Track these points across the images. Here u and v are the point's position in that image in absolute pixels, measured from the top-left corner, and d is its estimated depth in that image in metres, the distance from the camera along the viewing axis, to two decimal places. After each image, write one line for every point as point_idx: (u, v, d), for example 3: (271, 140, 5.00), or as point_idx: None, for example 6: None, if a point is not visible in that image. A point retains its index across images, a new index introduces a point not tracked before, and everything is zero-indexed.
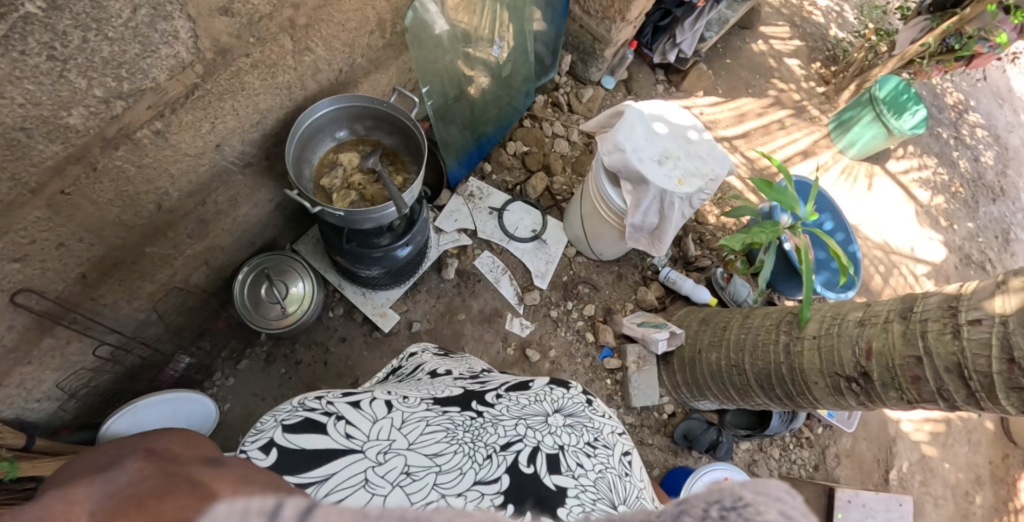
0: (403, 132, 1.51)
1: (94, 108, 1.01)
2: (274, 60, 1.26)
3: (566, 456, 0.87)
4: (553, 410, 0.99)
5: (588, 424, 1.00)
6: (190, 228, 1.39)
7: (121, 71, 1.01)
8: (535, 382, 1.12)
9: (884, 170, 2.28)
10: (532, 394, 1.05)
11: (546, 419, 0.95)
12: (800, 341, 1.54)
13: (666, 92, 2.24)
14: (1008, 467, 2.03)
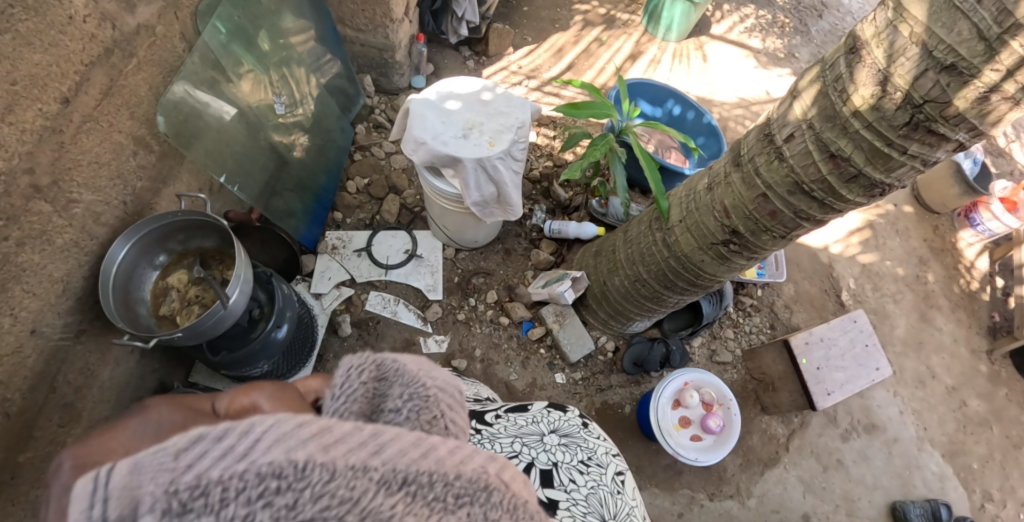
0: (214, 229, 1.54)
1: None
2: (42, 228, 1.24)
3: (559, 473, 0.97)
4: (549, 430, 1.05)
5: (582, 443, 1.04)
6: (56, 416, 1.36)
7: None
8: (532, 403, 1.12)
9: (710, 37, 2.31)
10: (529, 412, 1.08)
11: (542, 437, 1.02)
12: (673, 232, 1.53)
13: (478, 65, 2.22)
14: (943, 236, 2.19)
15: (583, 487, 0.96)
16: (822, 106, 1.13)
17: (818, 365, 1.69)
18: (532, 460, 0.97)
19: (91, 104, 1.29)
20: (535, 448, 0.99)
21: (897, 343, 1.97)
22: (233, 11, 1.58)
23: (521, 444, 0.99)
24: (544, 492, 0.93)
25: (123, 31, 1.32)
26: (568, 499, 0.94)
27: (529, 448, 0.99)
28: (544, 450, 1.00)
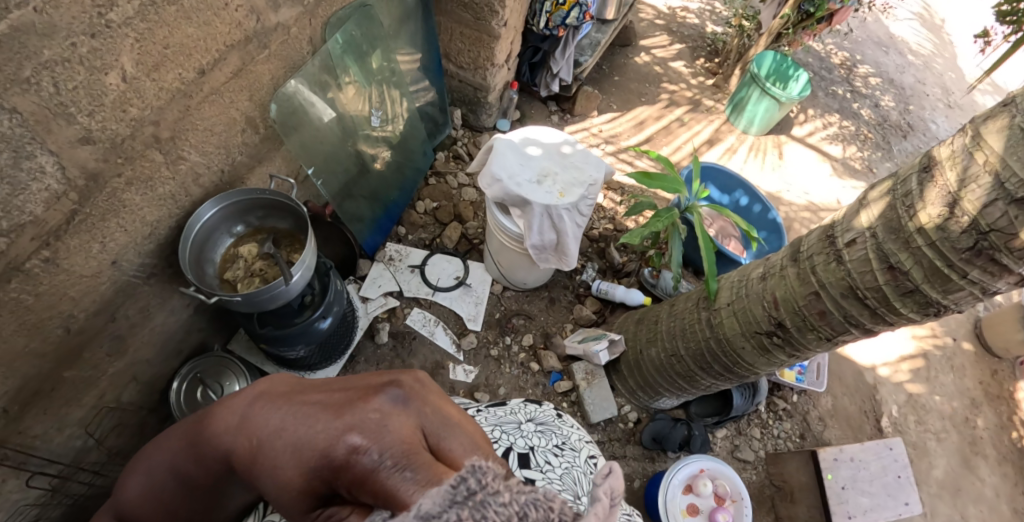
0: (293, 214, 1.66)
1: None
2: (149, 175, 1.39)
3: (535, 456, 1.06)
4: (526, 419, 1.15)
5: (556, 431, 1.14)
6: (106, 345, 1.47)
7: None
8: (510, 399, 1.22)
9: (790, 137, 2.36)
10: (509, 407, 1.19)
11: (520, 425, 1.13)
12: (718, 312, 1.53)
13: (561, 120, 2.36)
14: (1001, 382, 2.06)
15: (558, 468, 1.05)
16: (888, 218, 1.14)
17: (844, 484, 1.61)
18: (512, 445, 1.07)
19: (221, 80, 1.46)
20: (514, 435, 1.09)
21: (932, 483, 1.83)
22: (357, 29, 1.76)
23: (502, 433, 1.09)
24: (522, 471, 1.01)
25: (264, 25, 1.51)
26: (544, 476, 1.02)
27: (511, 435, 1.09)
28: (522, 436, 1.09)
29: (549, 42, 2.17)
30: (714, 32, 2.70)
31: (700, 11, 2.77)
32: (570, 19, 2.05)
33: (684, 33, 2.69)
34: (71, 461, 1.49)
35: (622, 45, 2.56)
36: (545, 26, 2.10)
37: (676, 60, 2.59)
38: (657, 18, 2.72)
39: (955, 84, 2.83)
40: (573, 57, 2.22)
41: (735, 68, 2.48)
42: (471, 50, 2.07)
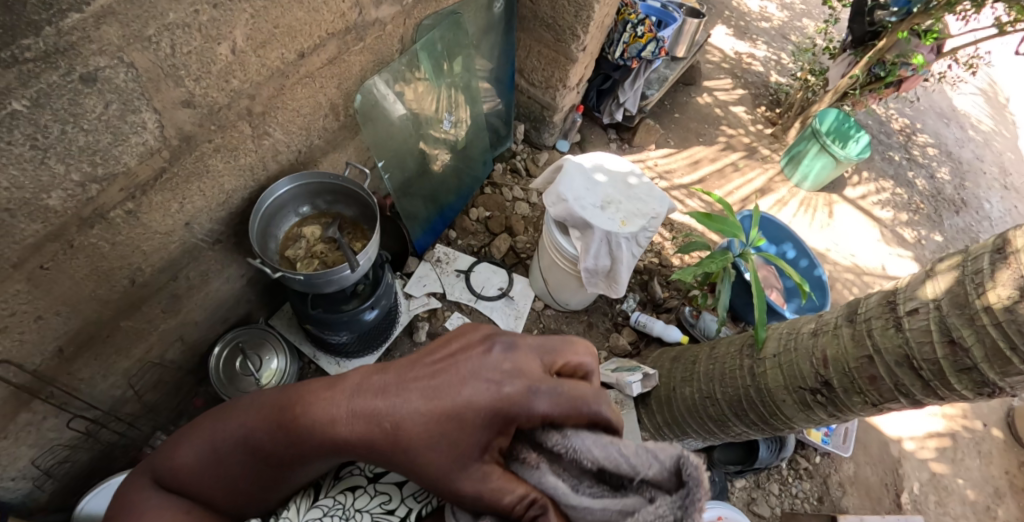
0: (359, 202, 1.71)
1: (71, 190, 1.15)
2: (236, 145, 1.44)
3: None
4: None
5: None
6: (164, 302, 1.51)
7: (95, 157, 1.16)
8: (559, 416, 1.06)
9: (842, 197, 2.39)
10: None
11: None
12: (762, 362, 1.54)
13: (619, 149, 2.41)
14: None
15: None
16: (955, 293, 1.14)
17: None
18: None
19: (317, 65, 1.51)
20: None
21: None
22: (445, 35, 1.81)
23: None
24: None
25: (365, 19, 1.56)
26: None
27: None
28: None
29: (620, 71, 2.22)
30: (777, 82, 2.75)
31: (766, 61, 2.83)
32: (646, 53, 2.09)
33: (748, 80, 2.74)
34: (108, 410, 1.51)
35: (686, 83, 2.61)
36: (619, 57, 2.15)
37: (737, 105, 2.64)
38: (723, 62, 2.77)
39: (1013, 166, 2.84)
40: (640, 89, 2.27)
41: (794, 121, 2.51)
42: (545, 69, 2.12)
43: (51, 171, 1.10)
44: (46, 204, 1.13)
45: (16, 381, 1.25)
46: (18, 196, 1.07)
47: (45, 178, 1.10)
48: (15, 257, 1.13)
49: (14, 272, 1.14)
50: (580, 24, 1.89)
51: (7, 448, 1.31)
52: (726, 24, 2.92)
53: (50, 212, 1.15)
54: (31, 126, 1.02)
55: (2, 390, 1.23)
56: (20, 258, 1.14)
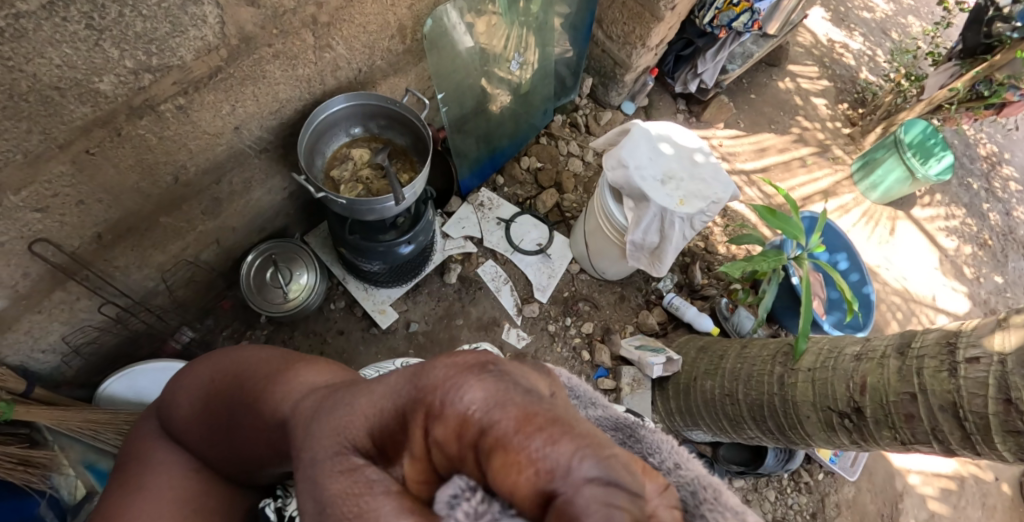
0: (413, 132, 1.64)
1: (123, 77, 1.10)
2: (296, 54, 1.36)
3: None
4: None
5: None
6: (203, 203, 1.49)
7: (151, 46, 1.10)
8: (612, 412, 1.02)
9: (908, 216, 2.24)
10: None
11: None
12: (795, 373, 1.48)
13: (685, 121, 2.29)
14: None
15: None
16: None
17: None
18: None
19: None
20: None
21: None
22: None
23: None
24: None
25: None
26: None
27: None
28: None
29: (705, 38, 2.05)
30: (867, 80, 2.53)
31: (859, 55, 2.58)
32: (737, 23, 1.90)
33: (836, 72, 2.52)
34: (139, 299, 1.53)
35: (769, 64, 2.42)
36: (707, 23, 1.96)
37: (819, 97, 2.45)
38: (814, 47, 2.55)
39: None
40: (722, 62, 2.11)
41: (876, 125, 2.33)
42: (626, 22, 1.95)
43: (105, 55, 1.04)
44: (97, 88, 1.08)
45: (53, 260, 1.26)
46: (70, 76, 1.03)
47: (98, 60, 1.04)
48: (62, 137, 1.10)
49: (60, 152, 1.12)
50: None
51: (41, 320, 1.34)
52: (825, 6, 2.65)
53: (100, 96, 1.10)
54: (88, 4, 0.96)
55: (40, 266, 1.24)
56: (66, 140, 1.11)
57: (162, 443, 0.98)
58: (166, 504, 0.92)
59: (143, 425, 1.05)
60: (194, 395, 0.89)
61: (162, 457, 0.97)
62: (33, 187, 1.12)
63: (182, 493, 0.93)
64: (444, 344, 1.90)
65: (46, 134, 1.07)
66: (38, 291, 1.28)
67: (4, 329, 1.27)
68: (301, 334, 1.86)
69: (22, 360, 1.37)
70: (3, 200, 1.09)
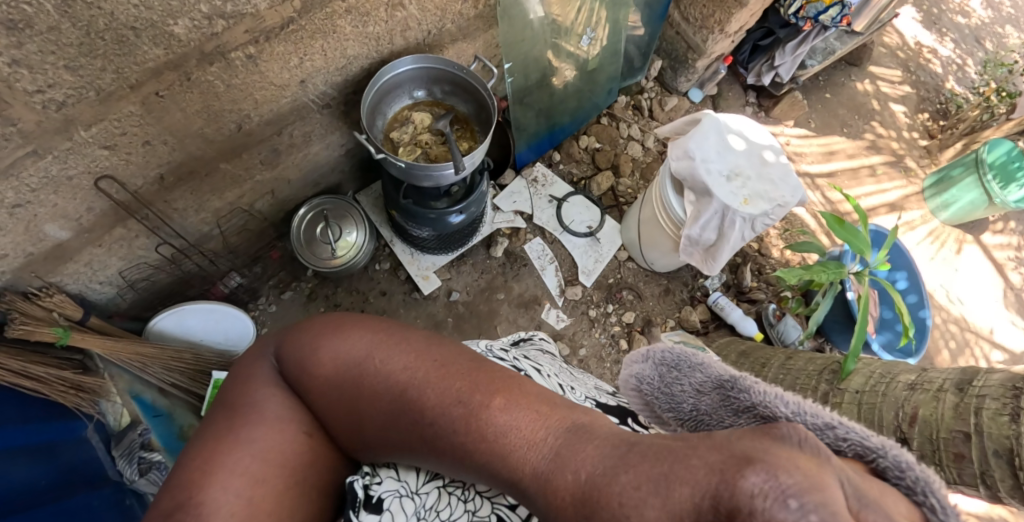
0: (477, 101, 1.60)
1: (197, 21, 1.09)
2: (368, 11, 1.33)
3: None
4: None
5: None
6: (262, 154, 1.49)
7: None
8: None
9: (975, 240, 2.12)
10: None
11: None
12: (841, 393, 1.42)
13: (753, 115, 2.19)
14: None
15: None
16: None
17: None
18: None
19: None
20: None
21: None
22: None
23: None
24: None
25: None
26: None
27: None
28: None
29: (788, 30, 1.93)
30: (952, 91, 2.36)
31: (948, 62, 2.40)
32: (824, 17, 1.78)
33: (920, 78, 2.35)
34: (193, 242, 1.56)
35: (849, 63, 2.27)
36: (792, 13, 1.84)
37: (899, 103, 2.30)
38: (900, 49, 2.38)
39: None
40: (802, 56, 1.99)
41: (956, 140, 2.19)
42: (705, 5, 1.83)
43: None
44: (171, 31, 1.07)
45: (117, 198, 1.28)
46: (146, 16, 1.02)
47: (175, 3, 1.03)
48: (133, 78, 1.10)
49: (131, 93, 1.12)
50: None
51: (100, 254, 1.38)
52: (917, 6, 2.46)
53: (173, 39, 1.09)
54: None
55: (104, 203, 1.27)
56: (138, 81, 1.11)
57: (276, 393, 0.93)
58: (269, 460, 0.87)
59: (250, 362, 0.98)
60: (348, 363, 0.87)
61: (273, 407, 0.91)
62: (102, 124, 1.13)
63: (287, 454, 0.89)
64: (483, 316, 1.90)
65: (119, 73, 1.07)
66: (100, 226, 1.31)
67: (66, 259, 1.31)
68: (344, 291, 1.88)
69: (80, 289, 1.42)
70: (74, 135, 1.10)
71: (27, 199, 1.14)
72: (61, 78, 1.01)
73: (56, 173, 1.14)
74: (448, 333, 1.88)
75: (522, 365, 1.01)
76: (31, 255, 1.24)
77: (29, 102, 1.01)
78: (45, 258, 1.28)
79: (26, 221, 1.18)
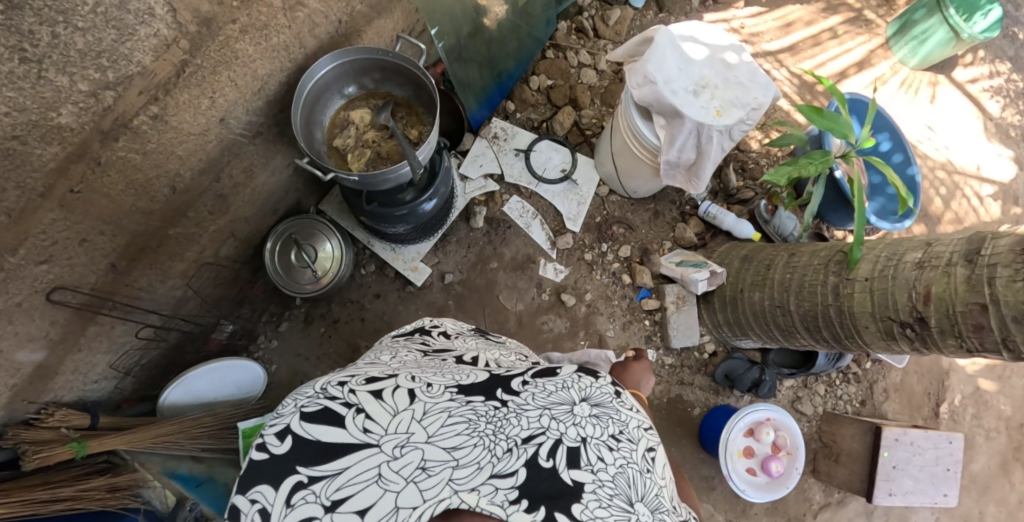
0: (413, 81, 1.47)
1: (83, 103, 0.97)
2: (265, 23, 1.20)
3: (587, 451, 0.80)
4: (578, 398, 0.87)
5: (614, 415, 0.88)
6: (209, 204, 1.39)
7: (102, 60, 0.96)
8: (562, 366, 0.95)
9: (948, 79, 2.16)
10: (557, 379, 0.91)
11: (573, 409, 0.85)
12: (851, 283, 1.40)
13: (702, 5, 2.13)
14: None
15: (613, 467, 0.80)
16: None
17: (896, 464, 1.63)
18: (560, 437, 0.80)
19: None
20: (564, 421, 0.82)
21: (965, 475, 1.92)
22: None
23: (550, 418, 0.82)
24: (568, 472, 0.77)
25: None
26: (594, 480, 0.77)
27: (560, 422, 0.82)
28: (574, 424, 0.82)
29: None
30: None
31: None
32: None
33: None
34: (171, 311, 1.50)
35: None
36: None
37: None
38: None
39: None
40: None
41: None
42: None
43: (53, 85, 0.92)
44: (59, 122, 0.95)
45: (76, 301, 1.20)
46: (23, 119, 0.90)
47: (49, 94, 0.92)
48: (40, 185, 0.99)
49: (43, 201, 1.01)
50: None
51: (83, 356, 1.34)
52: None
53: (64, 130, 0.98)
54: (13, 35, 0.82)
55: (65, 311, 1.19)
56: (46, 186, 1.00)
57: None
58: None
59: None
60: None
61: None
62: (29, 242, 1.03)
63: None
64: (481, 290, 1.86)
65: (22, 186, 0.96)
66: (71, 333, 1.24)
67: (51, 374, 1.27)
68: (338, 305, 1.83)
69: (78, 394, 1.39)
70: (4, 264, 1.01)
71: None
72: None
73: (3, 305, 1.05)
74: (452, 316, 1.84)
75: (361, 396, 0.81)
76: (15, 384, 1.19)
77: None
78: (31, 382, 1.23)
79: None
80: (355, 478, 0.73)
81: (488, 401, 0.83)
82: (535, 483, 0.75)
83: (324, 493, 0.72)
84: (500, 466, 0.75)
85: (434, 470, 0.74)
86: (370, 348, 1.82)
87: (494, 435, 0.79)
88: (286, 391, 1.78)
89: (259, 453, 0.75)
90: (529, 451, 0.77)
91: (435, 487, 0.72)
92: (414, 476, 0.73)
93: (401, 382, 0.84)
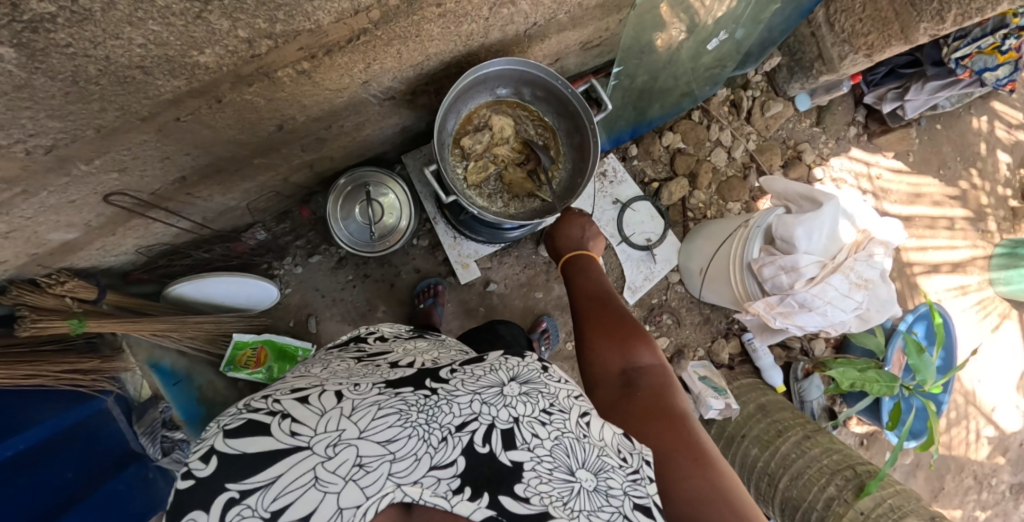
0: (573, 120, 1.31)
1: (232, 48, 0.82)
2: (466, 12, 1.02)
3: (522, 430, 0.66)
4: (508, 377, 0.71)
5: (546, 389, 0.71)
6: (303, 145, 1.26)
7: (277, 13, 0.79)
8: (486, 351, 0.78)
9: (1018, 317, 2.16)
10: (485, 363, 0.74)
11: (503, 389, 0.69)
12: (846, 506, 1.47)
13: (855, 137, 2.03)
14: None
15: (551, 441, 0.66)
16: None
17: None
18: (494, 420, 0.65)
19: None
20: (496, 404, 0.67)
21: None
22: None
23: (481, 402, 0.67)
24: (507, 453, 0.63)
25: None
26: (534, 458, 0.63)
27: (492, 405, 0.67)
28: (506, 405, 0.67)
29: (938, 68, 1.74)
30: None
31: None
32: (992, 74, 1.67)
33: None
34: (212, 216, 1.38)
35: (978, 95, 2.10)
36: (955, 58, 1.66)
37: (1006, 152, 2.20)
38: None
39: None
40: (936, 100, 1.84)
41: None
42: (863, 19, 1.62)
43: (209, 28, 0.75)
44: (195, 61, 0.81)
45: (127, 203, 1.10)
46: (158, 53, 0.76)
47: (199, 34, 0.76)
48: (144, 111, 0.87)
49: (141, 124, 0.89)
50: (959, 9, 1.42)
51: (113, 237, 1.23)
52: None
53: (198, 67, 0.83)
54: None
55: (113, 210, 1.09)
56: (150, 112, 0.88)
57: None
58: None
59: None
60: None
61: None
62: (107, 156, 0.93)
63: None
64: (516, 313, 1.81)
65: (124, 109, 0.84)
66: (112, 223, 1.15)
67: (74, 250, 1.17)
68: (376, 261, 1.76)
69: (93, 264, 1.28)
70: (72, 171, 0.91)
71: (21, 225, 0.97)
72: (46, 126, 0.80)
73: (56, 201, 0.96)
74: (476, 322, 1.79)
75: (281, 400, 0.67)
76: (34, 254, 1.09)
77: (8, 152, 0.80)
78: (52, 253, 1.13)
79: (27, 235, 1.02)
80: (291, 485, 0.58)
81: (417, 390, 0.68)
82: (477, 471, 0.61)
83: (261, 505, 0.57)
84: (438, 457, 0.61)
85: (372, 465, 0.59)
86: (386, 314, 1.77)
87: (427, 424, 0.64)
88: (290, 317, 1.71)
89: (181, 484, 0.60)
90: (465, 439, 0.63)
91: (376, 483, 0.58)
92: (353, 474, 0.59)
93: (327, 385, 0.70)
